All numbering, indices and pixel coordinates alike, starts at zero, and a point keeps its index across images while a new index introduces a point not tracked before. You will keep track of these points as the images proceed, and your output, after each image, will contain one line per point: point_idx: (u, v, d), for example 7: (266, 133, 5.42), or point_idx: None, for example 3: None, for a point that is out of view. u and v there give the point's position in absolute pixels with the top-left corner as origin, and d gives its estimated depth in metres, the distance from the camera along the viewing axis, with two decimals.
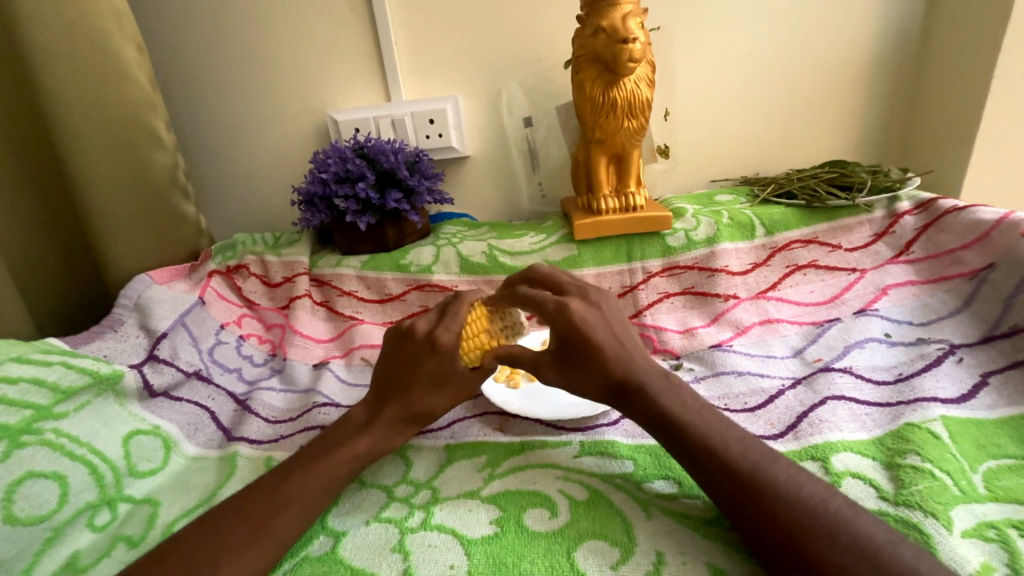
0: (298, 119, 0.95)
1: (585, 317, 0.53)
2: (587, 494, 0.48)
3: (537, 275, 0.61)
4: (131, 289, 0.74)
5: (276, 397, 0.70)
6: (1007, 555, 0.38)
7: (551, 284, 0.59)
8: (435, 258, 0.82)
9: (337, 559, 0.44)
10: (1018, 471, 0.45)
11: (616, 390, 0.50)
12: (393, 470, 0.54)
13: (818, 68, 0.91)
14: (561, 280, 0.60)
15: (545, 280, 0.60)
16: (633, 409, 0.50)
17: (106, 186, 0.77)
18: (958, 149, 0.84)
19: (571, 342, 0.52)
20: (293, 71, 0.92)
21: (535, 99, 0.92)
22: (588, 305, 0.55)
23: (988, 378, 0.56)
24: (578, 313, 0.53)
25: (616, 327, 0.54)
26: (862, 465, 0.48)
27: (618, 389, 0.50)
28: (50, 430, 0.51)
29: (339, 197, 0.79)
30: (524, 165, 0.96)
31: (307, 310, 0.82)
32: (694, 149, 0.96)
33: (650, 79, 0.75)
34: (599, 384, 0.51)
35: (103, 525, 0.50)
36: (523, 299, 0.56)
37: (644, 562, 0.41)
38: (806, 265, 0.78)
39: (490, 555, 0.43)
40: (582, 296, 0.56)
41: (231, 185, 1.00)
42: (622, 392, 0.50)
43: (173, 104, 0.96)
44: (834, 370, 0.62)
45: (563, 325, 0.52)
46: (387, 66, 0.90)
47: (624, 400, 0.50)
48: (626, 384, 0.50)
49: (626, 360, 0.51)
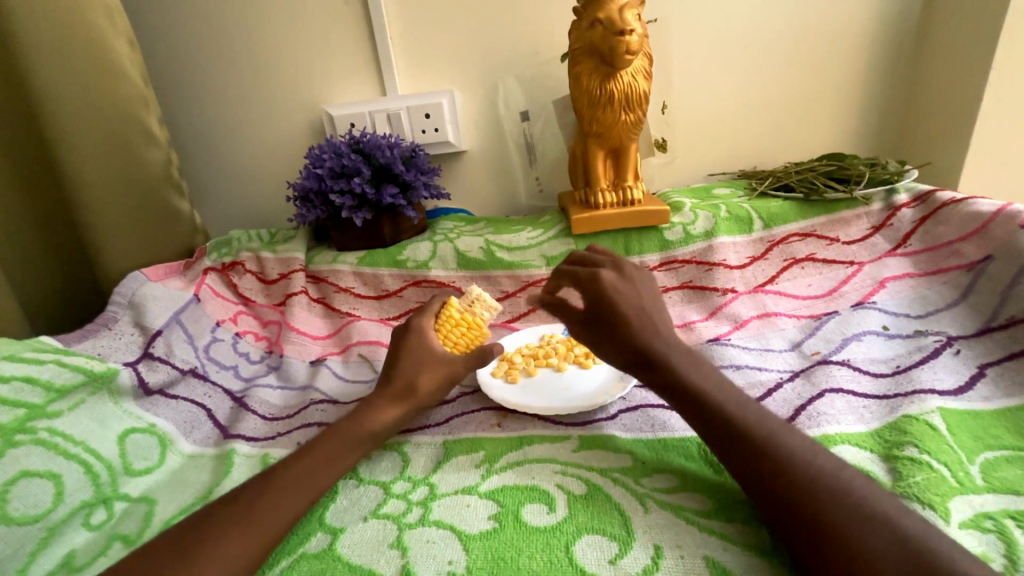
0: (292, 114, 0.94)
1: (614, 284, 0.56)
2: (584, 488, 0.48)
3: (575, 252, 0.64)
4: (125, 286, 0.74)
5: (272, 394, 0.69)
6: (1004, 546, 0.38)
7: (585, 259, 0.62)
8: (432, 254, 0.82)
9: (334, 556, 0.43)
10: (1015, 462, 0.45)
11: (638, 354, 0.51)
12: (390, 467, 0.54)
13: (816, 59, 0.91)
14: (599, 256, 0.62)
15: (579, 255, 0.63)
16: (656, 378, 0.50)
17: (98, 183, 0.76)
18: (955, 141, 0.84)
19: (601, 307, 0.55)
20: (288, 65, 0.92)
21: (532, 93, 0.91)
22: (620, 275, 0.57)
23: (985, 370, 0.56)
24: (609, 281, 0.56)
25: (638, 291, 0.56)
26: (859, 457, 0.48)
27: (639, 359, 0.51)
28: (44, 429, 0.51)
29: (334, 192, 0.78)
30: (521, 160, 0.95)
31: (303, 307, 0.82)
32: (691, 143, 0.96)
33: (647, 71, 0.74)
34: (621, 351, 0.53)
35: (99, 524, 0.49)
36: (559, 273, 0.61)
37: (643, 556, 0.41)
38: (804, 258, 0.78)
39: (488, 551, 0.42)
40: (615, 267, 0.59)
41: (226, 181, 0.99)
42: (641, 361, 0.51)
43: (165, 98, 0.95)
44: (832, 363, 0.61)
45: (595, 290, 0.56)
46: (382, 60, 0.89)
47: (648, 368, 0.51)
48: (647, 352, 0.51)
49: (646, 323, 0.53)
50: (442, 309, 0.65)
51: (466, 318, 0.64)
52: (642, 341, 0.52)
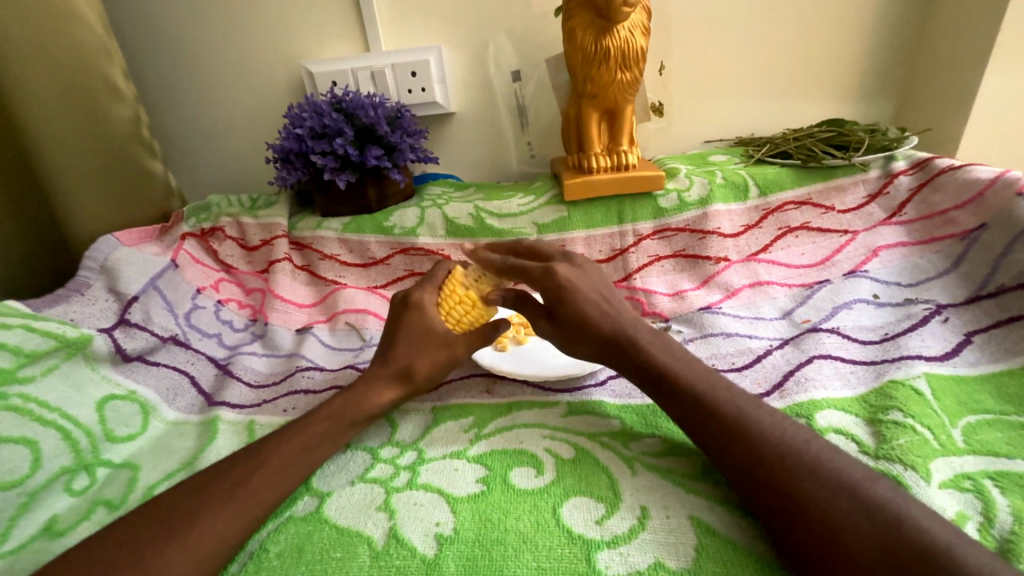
0: (270, 72, 0.89)
1: (571, 279, 0.53)
2: (573, 452, 0.48)
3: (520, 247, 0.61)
4: (96, 251, 0.70)
5: (258, 361, 0.68)
6: (981, 504, 0.39)
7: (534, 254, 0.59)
8: (420, 221, 0.79)
9: (321, 519, 0.43)
10: (996, 425, 0.46)
11: (607, 343, 0.50)
12: (378, 433, 0.54)
13: (821, 18, 0.86)
14: (546, 250, 0.59)
15: (527, 249, 0.61)
16: (628, 365, 0.49)
17: (62, 143, 0.72)
18: (957, 106, 0.82)
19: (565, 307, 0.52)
20: (263, 16, 0.85)
21: (524, 51, 0.87)
22: (573, 267, 0.56)
23: (972, 337, 0.57)
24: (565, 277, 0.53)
25: (596, 284, 0.55)
26: (844, 421, 0.48)
27: (610, 346, 0.50)
28: (16, 395, 0.49)
29: (316, 153, 0.74)
30: (512, 123, 0.92)
31: (287, 274, 0.79)
32: (688, 107, 0.93)
33: (645, 27, 0.70)
34: (590, 342, 0.51)
35: (82, 489, 0.49)
36: (511, 270, 0.56)
37: (630, 516, 0.41)
38: (798, 227, 0.77)
39: (476, 513, 0.42)
40: (568, 261, 0.57)
41: (203, 143, 0.95)
42: (612, 348, 0.50)
43: (132, 52, 0.89)
44: (821, 331, 0.61)
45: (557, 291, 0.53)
46: (365, 11, 0.84)
47: (620, 357, 0.50)
48: (616, 339, 0.50)
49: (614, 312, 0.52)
50: (448, 283, 0.59)
51: (471, 296, 0.59)
52: (610, 330, 0.51)
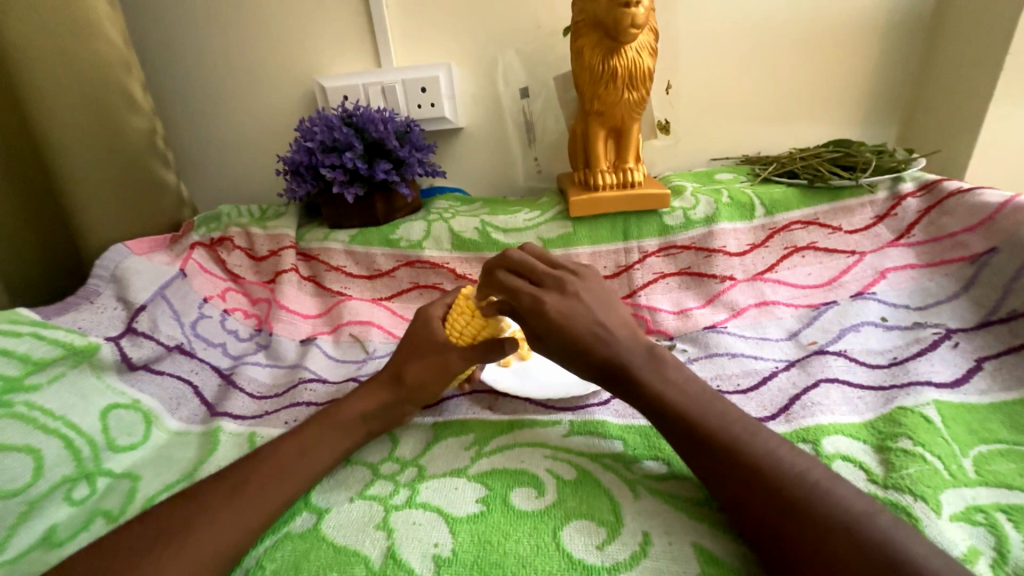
0: (284, 86, 0.91)
1: (562, 310, 0.49)
2: (574, 473, 0.48)
3: (512, 259, 0.54)
4: (107, 259, 0.71)
5: (261, 372, 0.68)
6: (994, 539, 0.38)
7: (527, 271, 0.53)
8: (426, 234, 0.80)
9: (319, 536, 0.43)
10: (1009, 456, 0.45)
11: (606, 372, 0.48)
12: (379, 448, 0.53)
13: (827, 41, 0.87)
14: (543, 266, 0.53)
15: (517, 261, 0.54)
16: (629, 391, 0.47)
17: (80, 152, 0.73)
18: (965, 129, 0.82)
19: (554, 341, 0.49)
20: (279, 33, 0.88)
21: (532, 69, 0.88)
22: (567, 296, 0.50)
23: (982, 363, 0.56)
24: (556, 309, 0.49)
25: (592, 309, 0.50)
26: (852, 448, 0.47)
27: (609, 373, 0.48)
28: (21, 403, 0.50)
29: (325, 166, 0.75)
30: (520, 139, 0.93)
31: (293, 285, 0.80)
32: (695, 125, 0.93)
33: (652, 48, 0.71)
34: (587, 370, 0.49)
35: (82, 499, 0.49)
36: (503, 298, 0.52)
37: (631, 541, 0.40)
38: (805, 247, 0.77)
39: (475, 534, 0.42)
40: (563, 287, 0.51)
41: (215, 154, 0.96)
42: (613, 374, 0.48)
43: (150, 65, 0.91)
44: (829, 353, 0.61)
45: (546, 325, 0.49)
46: (377, 29, 0.85)
47: (622, 382, 0.47)
48: (615, 365, 0.48)
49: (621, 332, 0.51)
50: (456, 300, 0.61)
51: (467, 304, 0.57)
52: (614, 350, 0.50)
